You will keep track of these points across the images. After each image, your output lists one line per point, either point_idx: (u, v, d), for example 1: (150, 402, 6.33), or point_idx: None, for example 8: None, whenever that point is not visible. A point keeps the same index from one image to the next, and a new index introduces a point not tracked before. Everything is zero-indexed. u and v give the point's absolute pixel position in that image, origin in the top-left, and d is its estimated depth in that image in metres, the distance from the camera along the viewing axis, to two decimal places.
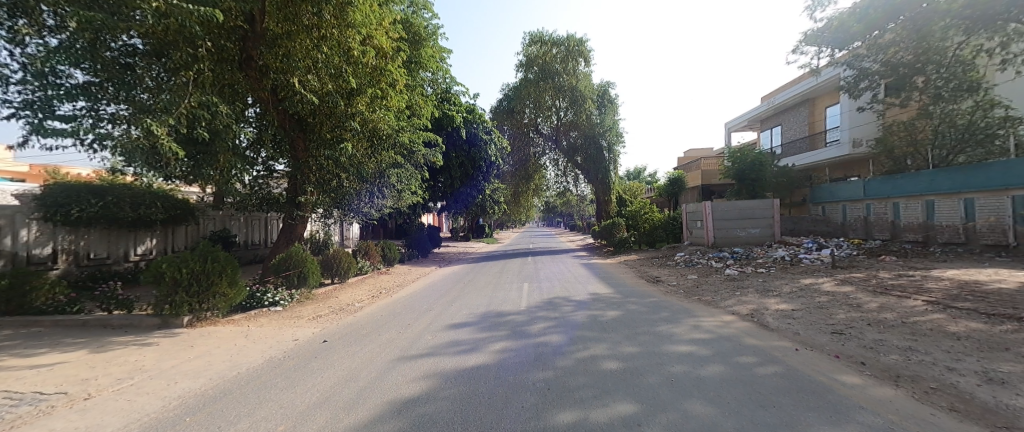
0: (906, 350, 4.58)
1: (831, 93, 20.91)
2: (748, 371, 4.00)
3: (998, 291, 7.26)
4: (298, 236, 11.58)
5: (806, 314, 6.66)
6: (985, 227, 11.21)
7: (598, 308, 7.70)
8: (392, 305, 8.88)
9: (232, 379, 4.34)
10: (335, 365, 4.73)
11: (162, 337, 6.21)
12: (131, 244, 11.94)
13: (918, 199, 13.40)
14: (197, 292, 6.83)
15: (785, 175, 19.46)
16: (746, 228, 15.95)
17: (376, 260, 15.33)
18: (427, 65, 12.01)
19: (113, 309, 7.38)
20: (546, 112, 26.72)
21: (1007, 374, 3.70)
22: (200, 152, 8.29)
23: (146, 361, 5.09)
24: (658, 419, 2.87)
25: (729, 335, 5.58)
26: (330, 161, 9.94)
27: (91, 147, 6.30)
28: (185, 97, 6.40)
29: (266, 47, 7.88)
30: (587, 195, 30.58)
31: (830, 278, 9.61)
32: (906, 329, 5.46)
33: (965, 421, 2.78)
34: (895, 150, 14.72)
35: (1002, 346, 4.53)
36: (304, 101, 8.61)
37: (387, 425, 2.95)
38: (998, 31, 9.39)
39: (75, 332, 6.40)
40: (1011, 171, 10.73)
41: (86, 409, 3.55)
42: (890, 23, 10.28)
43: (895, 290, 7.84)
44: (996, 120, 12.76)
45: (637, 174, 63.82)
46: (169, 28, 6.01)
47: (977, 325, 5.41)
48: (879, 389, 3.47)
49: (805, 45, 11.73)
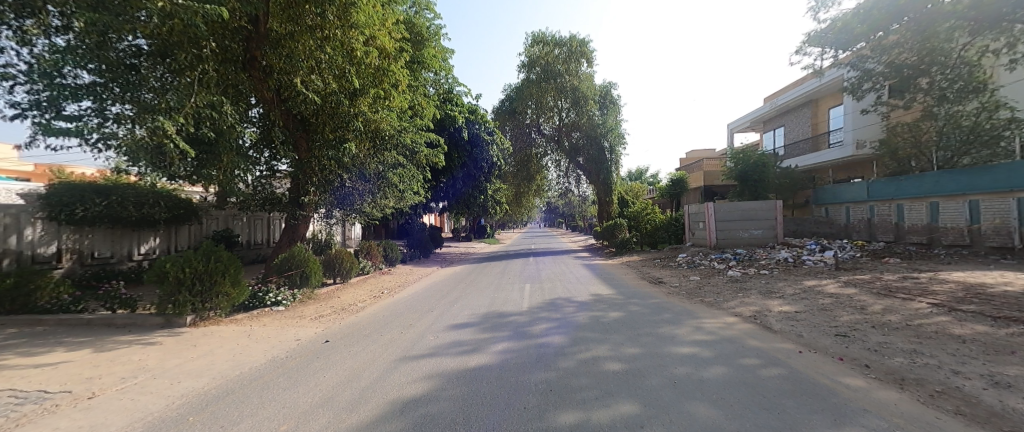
0: (911, 353, 4.55)
1: (834, 94, 20.83)
2: (751, 373, 3.98)
3: (1003, 293, 7.21)
4: (301, 237, 11.56)
5: (809, 316, 6.64)
6: (990, 230, 11.21)
7: (600, 309, 7.67)
8: (394, 306, 8.87)
9: (234, 379, 4.35)
10: (337, 365, 4.74)
11: (166, 336, 6.23)
12: (134, 243, 11.96)
13: (922, 200, 13.31)
14: (200, 291, 6.86)
15: (788, 177, 19.36)
16: (749, 230, 15.89)
17: (378, 260, 15.31)
18: (429, 65, 11.96)
19: (117, 307, 7.42)
20: (548, 113, 26.94)
21: (1014, 377, 3.67)
22: (203, 152, 8.30)
23: (149, 360, 5.11)
24: (660, 422, 2.85)
25: (732, 336, 5.57)
26: (332, 160, 10.02)
27: (96, 146, 6.34)
28: (190, 97, 6.43)
29: (270, 47, 7.93)
30: (589, 196, 30.46)
31: (833, 280, 9.56)
32: (910, 332, 5.43)
33: (971, 425, 2.77)
34: (899, 152, 14.65)
35: (1008, 349, 4.49)
36: (307, 102, 8.69)
37: (390, 425, 2.95)
38: (1003, 33, 9.30)
39: (80, 331, 6.44)
40: (1017, 174, 10.65)
41: (90, 408, 3.56)
42: (895, 25, 10.23)
43: (899, 292, 7.80)
44: (1001, 122, 12.65)
45: (638, 175, 63.83)
46: (174, 28, 6.01)
47: (983, 328, 5.38)
48: (884, 392, 3.45)
49: (808, 46, 11.68)
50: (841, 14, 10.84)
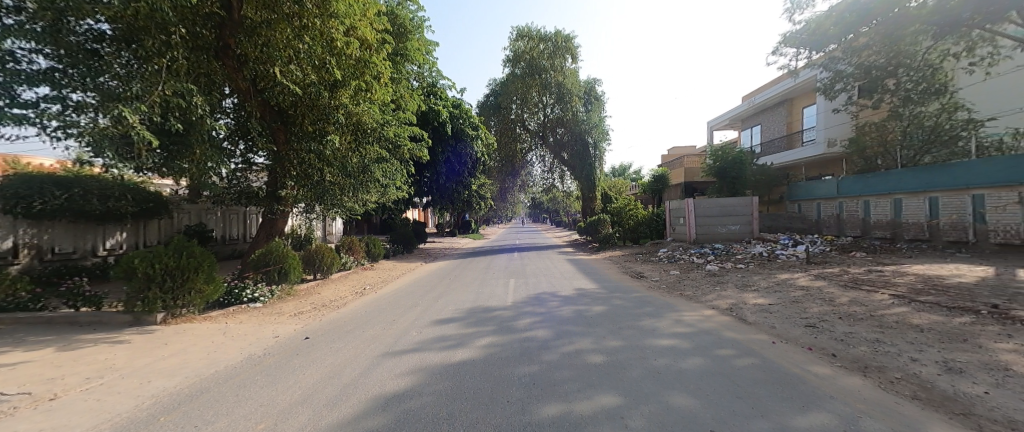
0: (874, 342, 4.79)
1: (808, 93, 21.56)
2: (726, 363, 4.12)
3: (958, 284, 7.69)
4: (279, 231, 11.35)
5: (781, 308, 6.90)
6: (947, 224, 11.87)
7: (584, 302, 7.81)
8: (376, 302, 8.71)
9: (208, 377, 4.22)
10: (318, 361, 4.66)
11: (135, 335, 5.99)
12: (99, 238, 11.42)
13: (887, 197, 13.90)
14: (171, 287, 6.62)
15: (765, 174, 19.93)
16: (726, 225, 16.41)
17: (361, 256, 15.16)
18: (412, 58, 11.57)
19: (81, 305, 7.08)
20: (532, 109, 26.77)
21: (965, 363, 3.92)
22: (173, 142, 7.52)
23: (116, 359, 4.90)
24: (640, 412, 2.92)
25: (710, 328, 5.73)
26: (312, 154, 9.70)
27: (55, 135, 5.96)
28: (157, 85, 6.20)
29: (244, 35, 7.71)
30: (573, 191, 30.77)
31: (805, 274, 9.95)
32: (873, 322, 5.71)
33: (926, 409, 2.94)
34: (866, 150, 15.43)
35: (961, 337, 4.78)
36: (285, 92, 8.51)
37: (372, 420, 2.94)
38: (964, 36, 9.79)
39: (43, 330, 6.14)
40: (972, 172, 11.24)
41: (52, 410, 3.40)
42: (864, 27, 10.49)
43: (864, 285, 8.18)
44: (960, 122, 13.38)
45: (623, 171, 64.75)
46: (139, 12, 5.77)
47: (938, 318, 5.70)
48: (849, 379, 3.63)
49: (785, 47, 11.99)
50: (815, 16, 11.12)
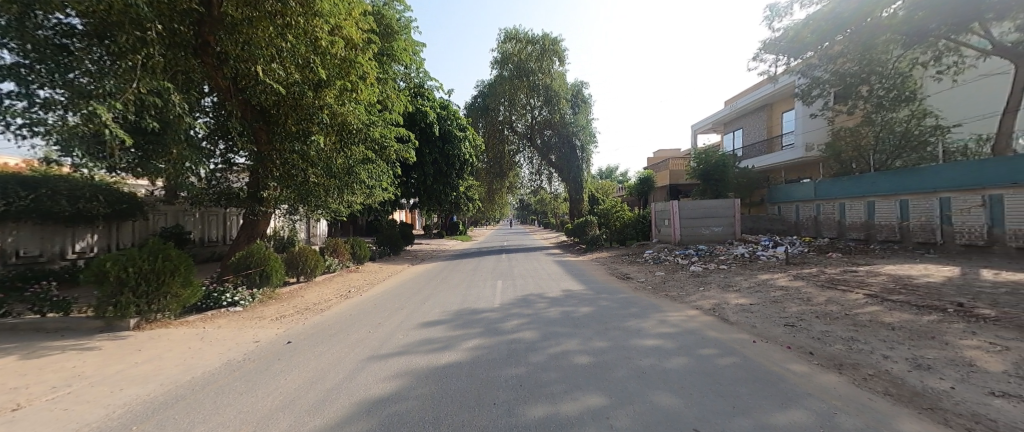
0: (849, 340, 4.94)
1: (787, 99, 22.20)
2: (709, 363, 4.19)
3: (928, 284, 8.00)
4: (260, 233, 11.08)
5: (762, 308, 7.06)
6: (917, 226, 12.35)
7: (571, 304, 7.84)
8: (361, 305, 8.56)
9: (185, 384, 4.08)
10: (300, 366, 4.56)
11: (107, 341, 5.76)
12: (68, 240, 10.97)
13: (861, 200, 14.39)
14: (146, 292, 6.38)
15: (747, 176, 20.41)
16: (709, 227, 16.73)
17: (346, 258, 14.94)
18: (398, 58, 11.42)
19: (48, 310, 6.76)
20: (520, 110, 26.84)
21: (933, 360, 4.07)
22: (149, 141, 7.31)
23: (86, 366, 4.70)
24: (625, 412, 2.94)
25: (694, 328, 5.82)
26: (296, 155, 9.51)
27: (21, 133, 5.70)
28: (132, 82, 5.99)
29: (224, 32, 7.51)
30: (560, 193, 30.94)
31: (785, 274, 10.21)
32: (849, 320, 5.89)
33: (897, 404, 3.04)
34: (842, 154, 15.82)
35: (930, 335, 4.97)
36: (267, 91, 8.34)
37: (356, 425, 2.89)
38: (931, 45, 10.24)
39: (7, 336, 5.86)
40: (940, 176, 11.71)
41: (15, 420, 3.24)
42: (838, 36, 10.74)
43: (840, 285, 8.44)
44: (928, 128, 13.88)
45: (609, 173, 65.42)
46: (113, 6, 5.58)
47: (909, 316, 5.92)
48: (826, 377, 3.73)
49: (765, 53, 12.31)
50: (793, 23, 11.44)
